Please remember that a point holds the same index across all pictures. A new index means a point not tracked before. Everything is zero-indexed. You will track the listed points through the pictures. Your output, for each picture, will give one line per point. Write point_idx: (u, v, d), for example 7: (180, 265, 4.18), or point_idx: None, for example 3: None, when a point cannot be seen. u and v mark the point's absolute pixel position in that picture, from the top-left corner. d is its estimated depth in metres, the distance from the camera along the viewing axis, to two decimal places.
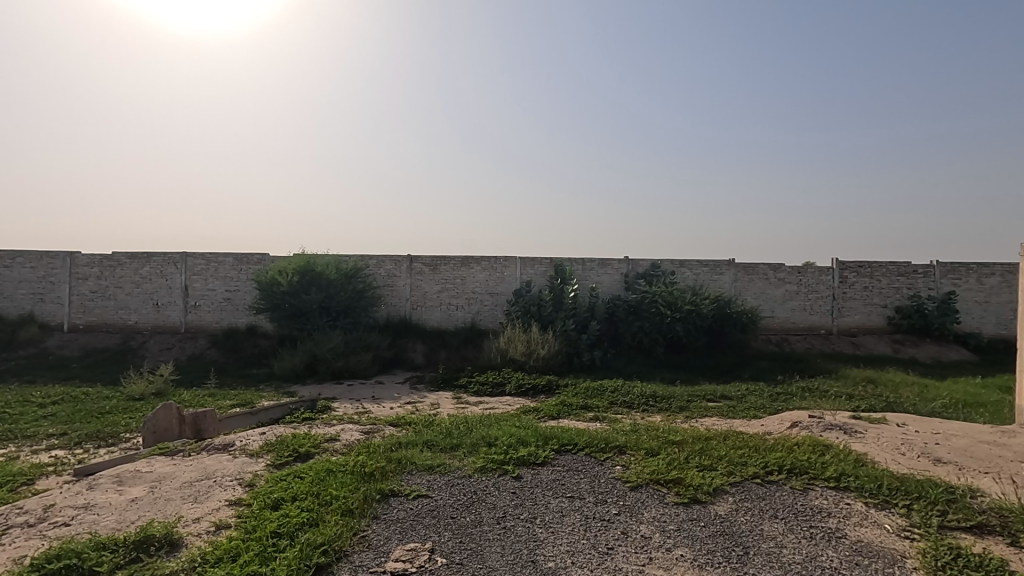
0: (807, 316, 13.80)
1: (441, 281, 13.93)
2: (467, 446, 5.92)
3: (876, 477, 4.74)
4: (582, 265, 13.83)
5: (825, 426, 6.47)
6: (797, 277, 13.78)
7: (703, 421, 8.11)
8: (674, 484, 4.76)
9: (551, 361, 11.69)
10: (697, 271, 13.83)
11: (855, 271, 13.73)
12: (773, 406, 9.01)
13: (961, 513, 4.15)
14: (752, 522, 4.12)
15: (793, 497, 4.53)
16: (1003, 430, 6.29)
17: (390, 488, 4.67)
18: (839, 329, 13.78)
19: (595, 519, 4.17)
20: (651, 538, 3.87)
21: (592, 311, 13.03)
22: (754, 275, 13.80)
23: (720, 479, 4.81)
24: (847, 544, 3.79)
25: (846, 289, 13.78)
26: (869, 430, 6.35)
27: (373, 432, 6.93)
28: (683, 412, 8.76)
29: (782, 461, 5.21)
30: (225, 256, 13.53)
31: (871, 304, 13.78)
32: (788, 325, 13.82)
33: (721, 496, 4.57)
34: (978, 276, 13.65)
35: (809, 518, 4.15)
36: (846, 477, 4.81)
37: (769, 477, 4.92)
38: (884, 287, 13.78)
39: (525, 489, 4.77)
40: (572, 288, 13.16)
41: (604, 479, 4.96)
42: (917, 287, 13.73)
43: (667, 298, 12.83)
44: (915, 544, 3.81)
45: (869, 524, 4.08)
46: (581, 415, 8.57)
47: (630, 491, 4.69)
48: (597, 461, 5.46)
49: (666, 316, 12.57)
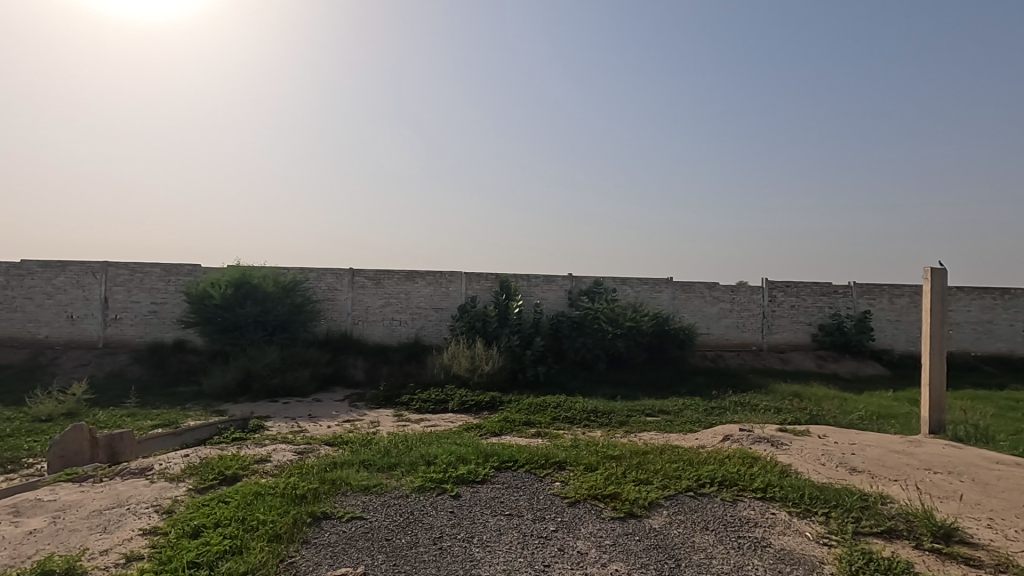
0: (740, 333, 14.47)
1: (385, 295, 13.67)
2: (405, 465, 5.78)
3: (798, 487, 5.01)
4: (527, 282, 13.93)
5: (754, 439, 6.77)
6: (730, 296, 14.45)
7: (642, 435, 8.31)
8: (611, 499, 4.83)
9: (494, 377, 11.68)
10: (638, 289, 14.23)
11: (782, 291, 14.57)
12: (707, 420, 9.35)
13: (873, 519, 4.41)
14: (684, 534, 4.23)
15: (723, 509, 4.70)
16: (910, 440, 6.79)
17: (322, 511, 4.49)
18: (769, 346, 14.53)
19: (532, 536, 4.16)
20: (587, 554, 3.89)
21: (537, 327, 13.12)
22: (691, 294, 14.35)
23: (655, 493, 4.92)
24: (771, 552, 3.95)
25: (775, 307, 14.58)
26: (793, 442, 6.69)
27: (307, 452, 6.67)
28: (623, 427, 8.94)
29: (713, 473, 5.41)
30: (151, 266, 12.76)
31: (797, 321, 14.63)
32: (723, 341, 14.43)
33: (655, 511, 4.66)
34: (890, 297, 14.77)
35: (737, 529, 4.31)
36: (772, 488, 5.06)
37: (701, 490, 5.08)
38: (808, 306, 14.67)
39: (463, 508, 4.69)
40: (517, 304, 13.22)
41: (542, 496, 4.96)
42: (838, 306, 14.71)
43: (609, 315, 13.13)
44: (832, 550, 4.01)
45: (792, 532, 4.28)
46: (524, 431, 8.59)
47: (568, 507, 4.71)
48: (537, 477, 5.47)
49: (608, 332, 12.85)
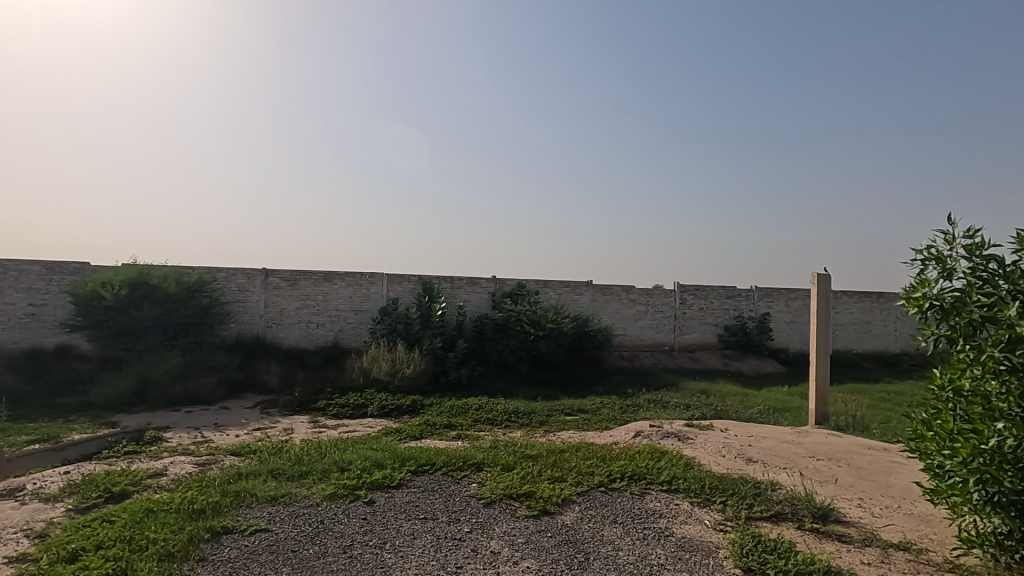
0: (654, 333, 15.20)
1: (301, 297, 13.11)
2: (317, 472, 5.58)
3: (700, 478, 5.34)
4: (450, 284, 13.87)
5: (663, 435, 7.14)
6: (645, 299, 15.14)
7: (560, 434, 8.53)
8: (525, 497, 4.92)
9: (415, 380, 11.53)
10: (559, 291, 14.58)
11: (692, 294, 15.48)
12: (622, 417, 9.75)
13: (763, 504, 4.79)
14: (595, 528, 4.39)
15: (631, 502, 4.91)
16: (798, 431, 7.43)
17: (222, 525, 4.23)
18: (681, 346, 15.37)
19: (446, 538, 4.15)
20: (499, 553, 3.93)
21: (460, 329, 13.08)
22: (610, 296, 14.90)
23: (568, 490, 5.07)
24: (673, 541, 4.19)
25: (686, 309, 15.45)
26: (697, 436, 7.12)
27: (210, 463, 6.26)
28: (543, 426, 9.13)
29: (624, 468, 5.65)
30: (29, 263, 11.45)
31: (705, 323, 15.59)
32: (639, 342, 15.08)
33: (568, 507, 4.79)
34: (786, 300, 16.11)
35: (644, 521, 4.53)
36: (676, 480, 5.36)
37: (612, 485, 5.29)
38: (716, 308, 15.68)
39: (376, 514, 4.60)
40: (440, 306, 13.12)
41: (459, 498, 4.96)
42: (741, 308, 15.83)
43: (532, 317, 13.36)
44: (727, 535, 4.31)
45: (693, 521, 4.55)
46: (444, 434, 8.54)
47: (484, 508, 4.74)
48: (454, 479, 5.46)
49: (530, 334, 13.06)
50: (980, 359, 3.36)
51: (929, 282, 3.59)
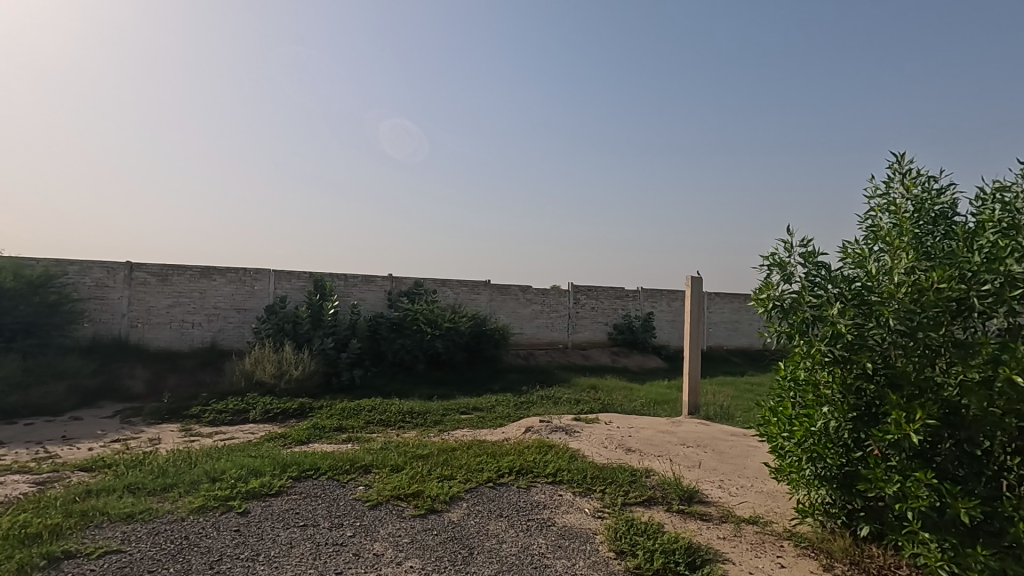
0: (549, 332, 15.70)
1: (173, 294, 11.94)
2: (185, 484, 5.13)
3: (582, 469, 5.62)
4: (344, 281, 13.35)
5: (551, 430, 7.42)
6: (541, 298, 15.59)
7: (453, 432, 8.54)
8: (413, 497, 4.88)
9: (304, 382, 10.97)
10: (457, 291, 14.60)
11: (585, 294, 16.22)
12: (516, 414, 9.98)
13: (638, 490, 5.15)
14: (480, 523, 4.46)
15: (518, 495, 5.06)
16: (673, 421, 8.07)
17: (64, 549, 3.76)
18: (574, 344, 16.03)
19: (326, 544, 4.00)
20: (382, 555, 3.87)
21: (353, 329, 12.62)
22: (507, 296, 15.17)
23: (457, 487, 5.10)
24: (555, 530, 4.38)
25: (578, 309, 16.15)
26: (583, 430, 7.47)
27: (52, 482, 5.51)
28: (437, 426, 9.10)
29: (512, 464, 5.79)
30: None
31: (596, 322, 16.39)
32: (534, 340, 15.50)
33: (456, 504, 4.83)
34: (667, 301, 17.44)
35: (528, 513, 4.68)
36: (561, 472, 5.59)
37: (500, 480, 5.41)
38: (606, 308, 16.54)
39: (251, 524, 4.32)
40: (332, 304, 12.58)
41: (343, 502, 4.80)
42: (628, 308, 16.85)
43: (429, 316, 13.25)
44: (604, 520, 4.58)
45: (574, 510, 4.78)
46: (333, 437, 8.22)
47: (369, 510, 4.64)
48: (339, 483, 5.28)
49: (427, 333, 12.94)
50: (810, 352, 3.87)
51: (773, 285, 4.04)
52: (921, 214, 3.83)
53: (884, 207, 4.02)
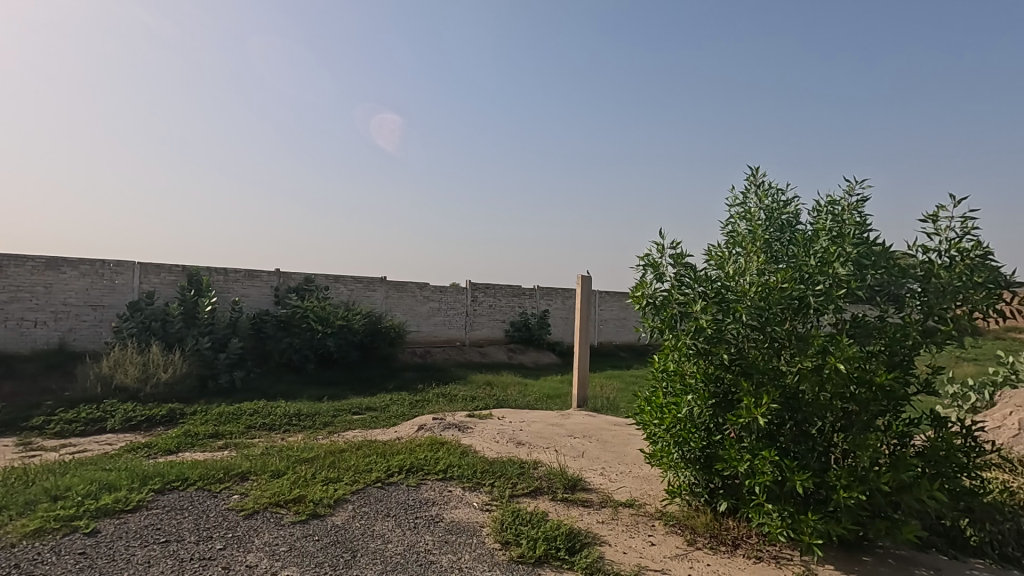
0: (447, 330, 15.65)
1: (9, 288, 10.32)
2: (18, 506, 4.47)
3: (473, 464, 5.68)
4: (223, 276, 12.34)
5: (444, 427, 7.42)
6: (439, 296, 15.49)
7: (344, 434, 8.25)
8: (294, 503, 4.64)
9: (175, 386, 10.02)
10: (351, 287, 14.09)
11: (482, 292, 16.38)
12: (410, 413, 9.84)
13: (525, 482, 5.30)
14: (366, 524, 4.36)
15: (406, 494, 5.00)
16: (562, 414, 8.41)
17: None
18: (471, 341, 16.12)
19: (192, 560, 3.70)
20: (256, 566, 3.65)
21: (234, 327, 11.70)
22: (404, 293, 14.90)
23: (342, 490, 4.93)
24: (442, 526, 4.39)
25: (476, 307, 16.27)
26: (476, 426, 7.56)
27: None
28: (326, 427, 8.73)
29: (402, 462, 5.71)
30: None
31: (494, 319, 16.62)
32: (431, 338, 15.38)
33: (341, 507, 4.67)
34: (561, 298, 18.12)
35: (416, 511, 4.65)
36: (452, 468, 5.61)
37: (389, 479, 5.31)
38: (503, 305, 16.82)
39: (101, 545, 3.87)
40: (209, 301, 11.53)
41: (214, 513, 4.46)
42: (525, 306, 17.27)
43: (319, 313, 12.62)
44: (491, 513, 4.67)
45: (462, 505, 4.83)
46: (208, 444, 7.59)
47: (243, 520, 4.34)
48: (210, 493, 4.89)
49: (317, 331, 12.33)
50: (677, 345, 4.22)
51: (647, 283, 4.35)
52: (771, 222, 4.32)
53: (741, 216, 4.49)
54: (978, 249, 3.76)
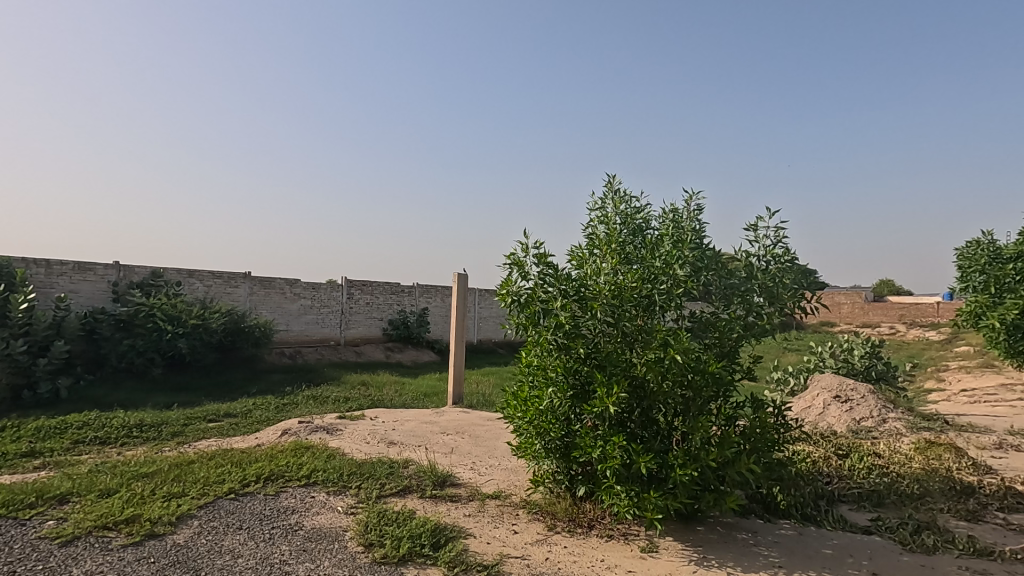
0: (319, 329, 14.89)
1: None
2: None
3: (339, 468, 5.48)
4: (45, 269, 10.59)
5: (310, 430, 7.06)
6: (311, 293, 14.68)
7: (195, 444, 7.50)
8: (127, 524, 4.14)
9: None
10: (209, 283, 12.85)
11: (359, 289, 15.84)
12: (275, 417, 9.22)
13: (394, 481, 5.23)
14: (214, 540, 4.02)
15: (263, 503, 4.70)
16: (437, 411, 8.41)
17: None
18: (346, 340, 15.50)
19: None
20: None
21: (58, 328, 10.08)
22: (271, 290, 13.92)
23: (187, 505, 4.50)
24: (301, 534, 4.18)
25: (352, 304, 15.69)
26: (346, 427, 7.29)
27: None
28: (176, 438, 7.89)
29: (260, 471, 5.35)
30: None
31: (371, 317, 16.14)
32: (302, 337, 14.55)
33: (185, 523, 4.26)
34: (441, 296, 18.10)
35: (273, 520, 4.39)
36: (316, 473, 5.36)
37: (244, 489, 4.94)
38: (381, 303, 16.39)
39: None
40: (25, 297, 9.60)
41: (22, 544, 3.84)
42: (404, 303, 16.98)
43: (169, 312, 11.33)
44: (356, 516, 4.54)
45: (326, 510, 4.64)
46: (21, 465, 6.48)
47: (58, 549, 3.77)
48: (17, 522, 4.19)
49: (167, 332, 11.05)
50: (539, 341, 4.43)
51: (512, 281, 4.50)
52: (627, 226, 4.65)
53: (600, 218, 4.80)
54: (788, 254, 4.38)
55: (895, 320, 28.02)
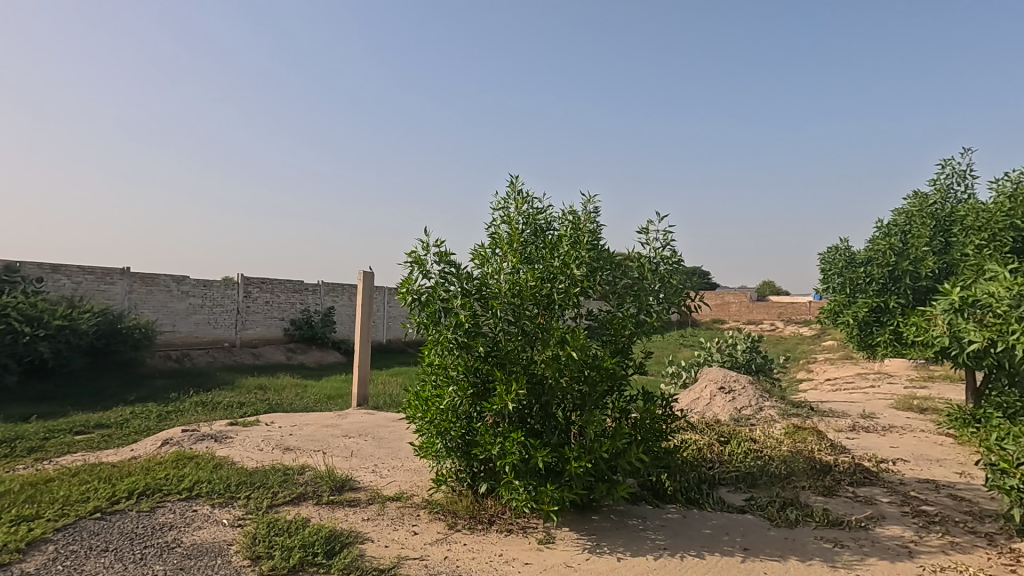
0: (211, 329, 13.84)
1: None
2: None
3: (226, 477, 5.13)
4: None
5: (196, 439, 6.55)
6: (202, 291, 13.60)
7: (57, 459, 6.69)
8: None
9: None
10: (79, 280, 11.51)
11: (257, 287, 14.92)
12: (157, 426, 8.45)
13: (288, 489, 4.97)
14: (72, 565, 3.61)
15: (136, 521, 4.29)
16: (339, 414, 8.12)
17: None
18: (242, 341, 14.52)
19: None
20: None
21: None
22: (154, 287, 12.74)
23: (41, 528, 4.00)
24: (178, 551, 3.86)
25: (249, 303, 14.74)
26: (237, 434, 6.84)
27: None
28: (32, 454, 6.98)
29: (134, 486, 4.87)
30: None
31: (270, 316, 15.26)
32: (191, 339, 13.45)
33: (36, 549, 3.78)
34: (348, 295, 17.51)
35: (146, 539, 4.01)
36: (199, 485, 4.98)
37: (113, 507, 4.48)
38: (282, 302, 15.55)
39: None
40: None
41: None
42: (308, 302, 16.23)
43: (27, 312, 10.00)
44: (243, 528, 4.27)
45: (209, 524, 4.32)
46: None
47: None
48: None
49: (23, 334, 9.74)
50: (440, 340, 4.41)
51: (412, 279, 4.45)
52: (529, 226, 4.74)
53: (502, 218, 4.86)
54: (676, 256, 4.68)
55: (775, 317, 30.95)
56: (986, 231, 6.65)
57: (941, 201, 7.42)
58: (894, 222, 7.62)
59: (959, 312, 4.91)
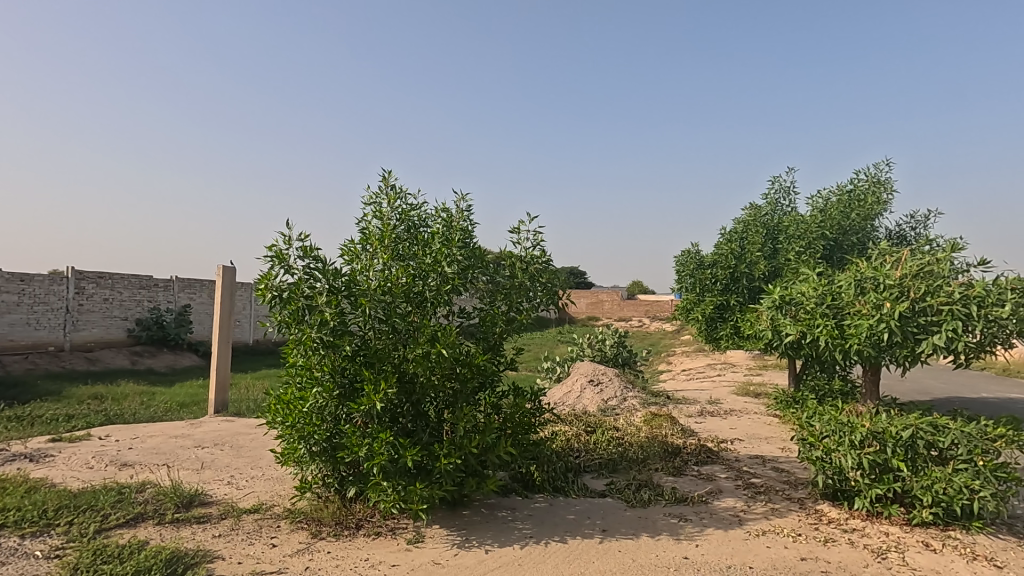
0: (31, 331, 11.89)
1: None
2: None
3: (42, 502, 4.42)
4: None
5: (5, 461, 5.57)
6: (18, 286, 11.65)
7: None
8: None
9: None
10: None
11: (93, 282, 13.07)
12: None
13: (122, 510, 4.41)
14: None
15: None
16: (192, 423, 7.39)
17: None
18: (73, 345, 12.64)
19: None
20: None
21: None
22: None
23: None
24: None
25: (83, 301, 12.86)
26: (61, 452, 5.94)
27: None
28: None
29: None
30: None
31: (110, 316, 13.47)
32: (3, 343, 11.45)
33: None
34: (208, 292, 15.98)
35: None
36: (5, 513, 4.24)
37: None
38: (125, 299, 13.79)
39: None
40: None
41: None
42: (157, 300, 14.55)
43: None
44: (61, 558, 3.71)
45: (16, 558, 3.70)
46: None
47: None
48: None
49: None
50: (303, 340, 4.18)
51: (271, 276, 4.17)
52: (402, 222, 4.64)
53: (374, 213, 4.72)
54: (545, 256, 4.86)
55: (642, 314, 33.42)
56: (803, 240, 7.76)
57: (771, 212, 8.51)
58: (734, 229, 8.56)
59: (779, 309, 5.69)
